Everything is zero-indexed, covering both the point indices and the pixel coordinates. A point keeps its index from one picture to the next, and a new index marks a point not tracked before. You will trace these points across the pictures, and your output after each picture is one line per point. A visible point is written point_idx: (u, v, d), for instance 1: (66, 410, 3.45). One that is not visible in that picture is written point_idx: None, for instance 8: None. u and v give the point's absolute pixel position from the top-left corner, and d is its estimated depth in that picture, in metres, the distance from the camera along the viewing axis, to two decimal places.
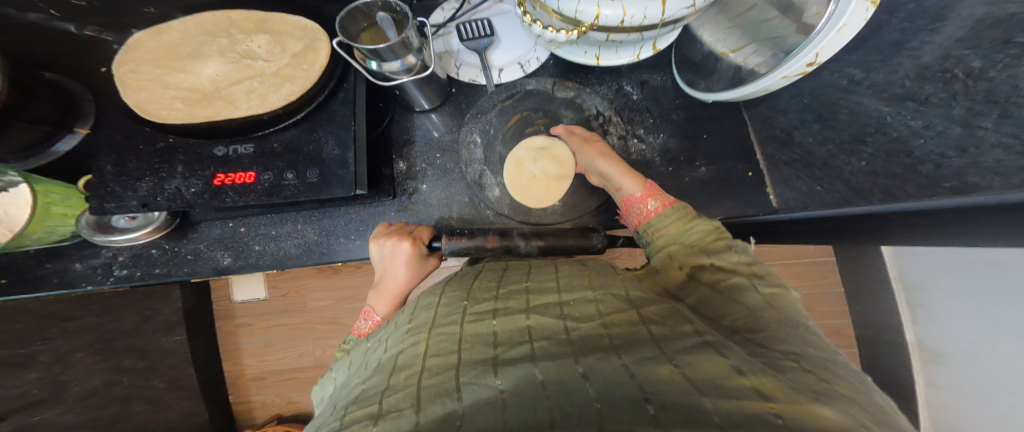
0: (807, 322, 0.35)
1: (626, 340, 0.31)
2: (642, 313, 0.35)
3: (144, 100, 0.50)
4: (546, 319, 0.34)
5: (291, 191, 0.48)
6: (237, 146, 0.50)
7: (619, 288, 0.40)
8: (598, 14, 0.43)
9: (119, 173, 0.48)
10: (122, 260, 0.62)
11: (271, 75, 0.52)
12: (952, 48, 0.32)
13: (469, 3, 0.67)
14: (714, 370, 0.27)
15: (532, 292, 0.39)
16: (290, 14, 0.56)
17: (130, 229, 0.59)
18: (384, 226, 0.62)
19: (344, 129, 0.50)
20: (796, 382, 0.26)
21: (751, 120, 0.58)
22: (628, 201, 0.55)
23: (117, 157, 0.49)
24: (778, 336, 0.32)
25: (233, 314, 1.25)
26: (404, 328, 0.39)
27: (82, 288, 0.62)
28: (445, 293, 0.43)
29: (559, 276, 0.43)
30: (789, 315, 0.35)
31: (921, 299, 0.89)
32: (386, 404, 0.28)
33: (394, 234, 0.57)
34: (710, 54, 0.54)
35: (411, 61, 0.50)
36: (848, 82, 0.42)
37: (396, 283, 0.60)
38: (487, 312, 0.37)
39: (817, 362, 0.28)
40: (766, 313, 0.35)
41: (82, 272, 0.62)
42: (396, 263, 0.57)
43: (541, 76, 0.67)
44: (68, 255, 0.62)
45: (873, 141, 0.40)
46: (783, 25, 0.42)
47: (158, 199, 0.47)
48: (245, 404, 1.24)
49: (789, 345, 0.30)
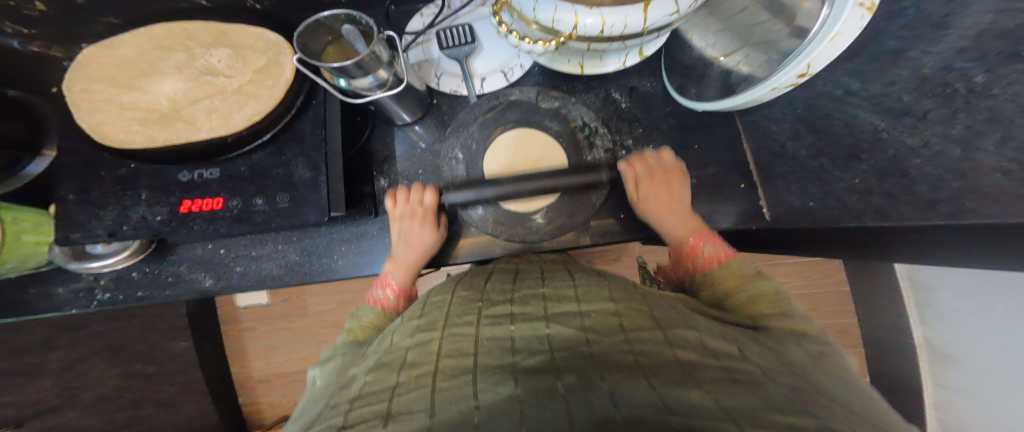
0: (854, 380, 0.30)
1: (652, 358, 0.28)
2: (669, 332, 0.31)
3: (101, 123, 0.48)
4: (566, 328, 0.32)
5: (261, 218, 0.47)
6: (204, 170, 0.48)
7: (643, 303, 0.37)
8: (576, 24, 0.40)
9: (82, 201, 0.47)
10: (105, 283, 0.61)
11: (234, 92, 0.50)
12: (953, 60, 0.29)
13: (449, 7, 0.63)
14: (749, 402, 0.24)
15: (550, 300, 0.38)
16: (252, 25, 0.54)
17: (108, 253, 0.58)
18: (393, 198, 0.61)
19: (315, 151, 0.49)
20: (846, 429, 0.22)
21: (744, 127, 0.57)
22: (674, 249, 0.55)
23: (79, 185, 0.47)
24: (827, 388, 0.27)
25: (236, 320, 1.18)
26: (413, 323, 0.38)
27: (68, 311, 0.61)
28: (457, 292, 0.42)
29: (576, 285, 0.41)
30: (840, 374, 0.30)
31: (931, 299, 0.84)
32: (396, 405, 0.27)
33: (406, 212, 0.59)
34: (702, 59, 0.49)
35: (382, 75, 0.48)
36: (843, 93, 0.39)
37: (414, 251, 0.58)
38: (505, 315, 0.35)
39: (864, 414, 0.24)
40: (812, 366, 0.30)
41: (66, 295, 0.61)
42: (414, 231, 0.58)
43: (525, 85, 0.64)
44: (48, 279, 0.61)
45: (868, 157, 0.38)
46: (775, 28, 0.37)
47: (124, 227, 0.46)
48: (254, 406, 1.17)
49: (836, 394, 0.26)
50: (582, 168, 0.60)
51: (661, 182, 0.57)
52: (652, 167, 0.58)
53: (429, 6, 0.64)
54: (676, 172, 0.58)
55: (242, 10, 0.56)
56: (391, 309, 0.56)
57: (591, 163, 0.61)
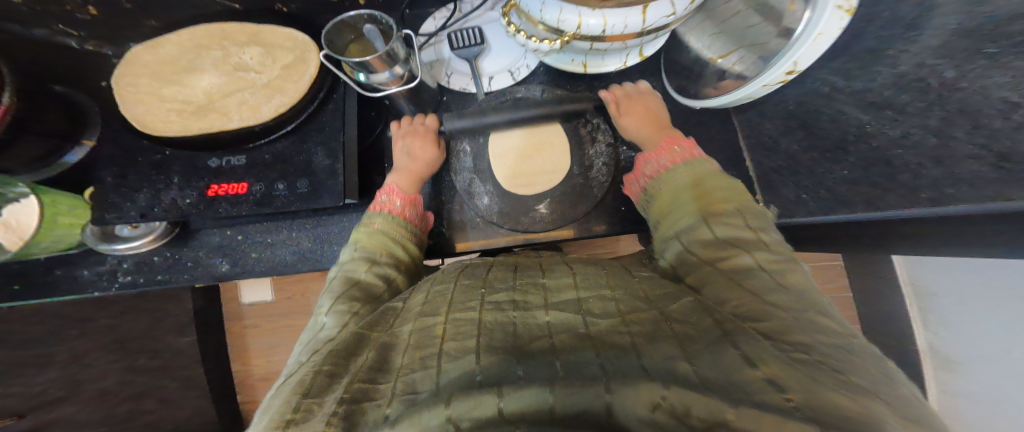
0: (823, 304, 0.34)
1: (646, 336, 0.30)
2: (663, 311, 0.33)
3: (143, 114, 0.52)
4: (565, 314, 0.33)
5: (282, 202, 0.50)
6: (230, 157, 0.51)
7: (638, 287, 0.38)
8: (580, 24, 0.42)
9: (118, 185, 0.50)
10: (127, 267, 0.64)
11: (262, 86, 0.53)
12: (926, 58, 0.33)
13: (460, 11, 0.67)
14: (730, 364, 0.26)
15: (550, 289, 0.38)
16: (282, 25, 0.58)
17: (134, 237, 0.61)
18: (395, 124, 0.65)
19: (333, 140, 0.52)
20: (818, 376, 0.24)
21: (739, 125, 0.59)
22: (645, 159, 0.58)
23: (118, 169, 0.51)
24: (790, 324, 0.30)
25: (242, 314, 1.21)
26: (415, 309, 0.38)
27: (90, 293, 0.63)
28: (459, 281, 0.41)
29: (576, 272, 0.41)
30: (802, 295, 0.34)
31: (931, 305, 0.85)
32: (400, 384, 0.29)
33: (409, 129, 0.63)
34: (698, 59, 0.51)
35: (398, 72, 0.50)
36: (830, 90, 0.42)
37: (420, 162, 0.61)
38: (507, 302, 0.36)
39: (828, 353, 0.27)
40: (777, 296, 0.33)
41: (90, 278, 0.63)
42: (417, 148, 0.62)
43: (531, 83, 0.66)
44: (76, 261, 0.63)
45: (855, 150, 0.38)
46: (766, 30, 0.39)
47: (156, 209, 0.50)
48: (252, 403, 1.18)
49: (799, 334, 0.29)
50: (584, 163, 0.63)
51: (638, 107, 0.60)
52: (630, 94, 0.61)
53: (442, 10, 0.67)
54: (652, 96, 0.61)
55: (270, 12, 0.60)
56: (398, 212, 0.56)
57: (593, 158, 0.63)
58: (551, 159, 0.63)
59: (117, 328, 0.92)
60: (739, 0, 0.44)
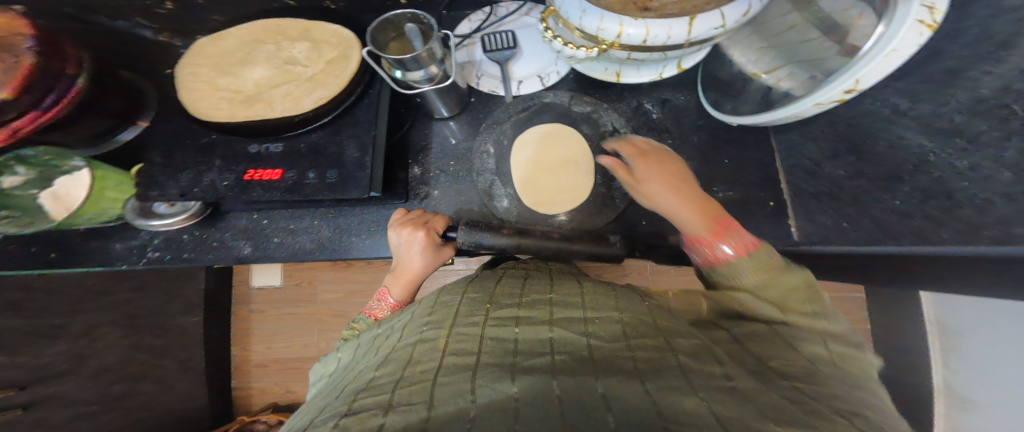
0: (858, 384, 0.30)
1: (650, 365, 0.28)
2: (671, 342, 0.32)
3: (200, 101, 0.54)
4: (569, 334, 0.32)
5: (310, 190, 0.49)
6: (269, 145, 0.51)
7: (646, 313, 0.37)
8: (620, 33, 0.41)
9: (163, 165, 0.50)
10: (158, 243, 0.64)
11: (306, 79, 0.54)
12: (1015, 80, 0.27)
13: (495, 15, 0.67)
14: (739, 409, 0.23)
15: (556, 305, 0.38)
16: (331, 22, 0.59)
17: (169, 215, 0.60)
18: (401, 213, 0.60)
19: (364, 133, 0.51)
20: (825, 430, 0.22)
21: (779, 146, 0.56)
22: (694, 241, 0.48)
23: (166, 149, 0.51)
24: (834, 393, 0.28)
25: (248, 298, 1.21)
26: (422, 320, 0.38)
27: (118, 267, 0.63)
28: (466, 294, 0.42)
29: (584, 292, 0.41)
30: (841, 377, 0.31)
31: (959, 345, 0.75)
32: (397, 396, 0.27)
33: (411, 224, 0.57)
34: (740, 74, 0.49)
35: (433, 70, 0.51)
36: (891, 113, 0.38)
37: (409, 272, 0.57)
38: (510, 318, 0.35)
39: (852, 419, 0.24)
40: (808, 370, 0.31)
41: (121, 251, 0.63)
42: (410, 253, 0.55)
43: (559, 89, 0.66)
44: (111, 235, 0.64)
45: (911, 179, 0.37)
46: (823, 46, 0.37)
47: (194, 190, 0.50)
48: (245, 391, 1.17)
49: (826, 401, 0.26)
50: (608, 174, 0.62)
51: (655, 162, 0.54)
52: (642, 149, 0.56)
53: (477, 13, 0.67)
54: (668, 156, 0.55)
55: (317, 9, 0.62)
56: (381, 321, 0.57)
57: None
58: (574, 174, 0.62)
59: (130, 303, 0.93)
60: (797, 14, 0.41)
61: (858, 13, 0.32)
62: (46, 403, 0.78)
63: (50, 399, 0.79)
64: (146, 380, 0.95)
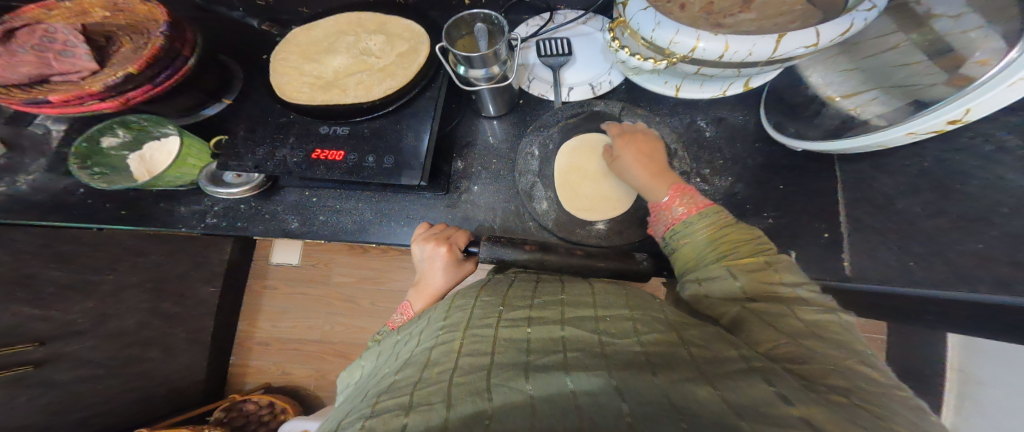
0: (865, 354, 0.28)
1: (663, 358, 0.26)
2: (682, 335, 0.29)
3: (286, 84, 0.56)
4: (582, 331, 0.29)
5: (368, 174, 0.50)
6: (338, 127, 0.53)
7: (659, 309, 0.33)
8: (695, 48, 0.40)
9: (247, 138, 0.53)
10: (217, 210, 0.65)
11: (378, 69, 0.56)
12: None
13: (552, 22, 0.67)
14: (756, 395, 0.22)
15: (568, 304, 0.34)
16: (404, 18, 0.61)
17: (234, 185, 0.63)
18: (424, 226, 0.60)
19: (421, 123, 0.52)
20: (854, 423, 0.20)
21: (844, 176, 0.53)
22: (656, 208, 0.50)
23: (250, 124, 0.54)
24: (823, 369, 0.26)
25: (265, 274, 1.24)
26: (436, 325, 0.34)
27: (178, 229, 0.64)
28: (480, 297, 0.36)
29: (595, 291, 0.37)
30: (848, 348, 0.28)
31: (981, 395, 0.72)
32: (416, 397, 0.24)
33: (433, 238, 0.56)
34: (813, 97, 0.48)
35: (495, 70, 0.52)
36: (993, 149, 0.38)
37: (432, 287, 0.56)
38: (522, 319, 0.32)
39: (868, 397, 0.23)
40: (812, 341, 0.28)
41: (184, 215, 0.65)
42: (433, 268, 0.55)
43: (610, 99, 0.65)
44: (180, 198, 0.65)
45: (1007, 223, 0.36)
46: (927, 71, 0.36)
47: (268, 164, 0.51)
48: (241, 368, 1.19)
49: (836, 378, 0.25)
50: None
51: (632, 144, 0.57)
52: (626, 131, 0.60)
53: (534, 18, 0.68)
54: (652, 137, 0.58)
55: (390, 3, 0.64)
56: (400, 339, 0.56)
57: None
58: (616, 186, 0.62)
59: (160, 267, 0.93)
60: (900, 35, 0.39)
61: (982, 36, 0.31)
62: (58, 361, 0.76)
63: (64, 358, 0.77)
64: (153, 346, 0.94)
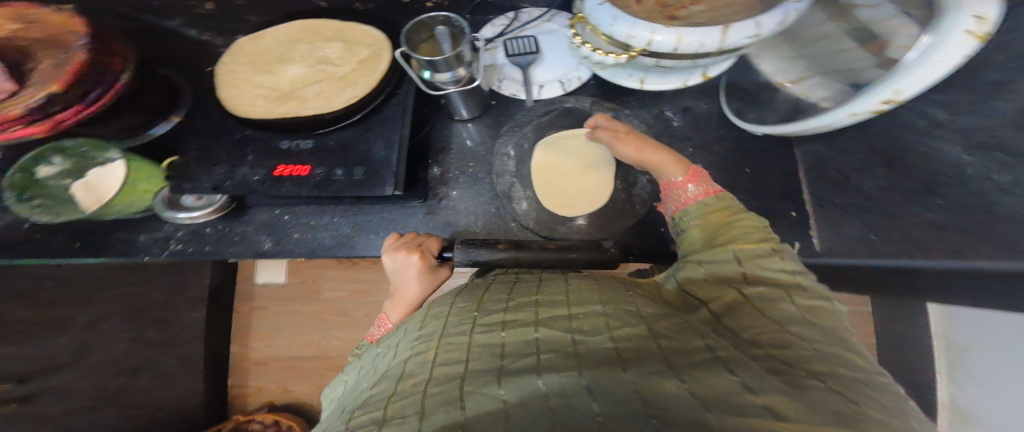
0: (846, 341, 0.28)
1: (635, 353, 0.26)
2: (653, 327, 0.29)
3: (237, 96, 0.55)
4: (556, 332, 0.29)
5: (337, 187, 0.49)
6: (301, 141, 0.52)
7: (629, 302, 0.34)
8: (650, 41, 0.41)
9: (201, 158, 0.51)
10: (181, 235, 0.63)
11: (339, 78, 0.55)
12: None
13: (518, 20, 0.68)
14: (723, 387, 0.22)
15: (543, 304, 0.34)
16: (361, 23, 0.61)
17: (195, 208, 0.60)
18: (394, 237, 0.60)
19: (391, 132, 0.52)
20: (818, 406, 0.21)
21: (803, 157, 0.56)
22: (668, 185, 0.51)
23: (203, 144, 0.52)
24: (804, 354, 0.26)
25: (250, 295, 1.20)
26: (413, 334, 0.35)
27: (140, 258, 0.63)
28: (456, 303, 0.38)
29: (570, 289, 0.38)
30: (830, 333, 0.29)
31: (967, 359, 0.73)
32: (390, 410, 0.24)
33: (405, 247, 0.56)
34: (768, 83, 0.50)
35: (461, 73, 0.52)
36: (927, 124, 0.38)
37: (407, 297, 0.55)
38: (497, 322, 0.32)
39: (844, 382, 0.23)
40: (794, 328, 0.29)
41: (145, 243, 0.63)
42: (406, 276, 0.54)
43: (581, 95, 0.66)
44: (139, 227, 0.63)
45: (946, 192, 0.37)
46: (856, 56, 0.36)
47: (228, 183, 0.50)
48: (242, 389, 1.17)
49: (810, 361, 0.25)
50: (629, 179, 0.62)
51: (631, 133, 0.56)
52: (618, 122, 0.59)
53: (500, 18, 0.68)
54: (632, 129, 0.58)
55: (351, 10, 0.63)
56: None
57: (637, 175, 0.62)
58: (595, 180, 0.62)
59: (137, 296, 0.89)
60: (831, 24, 0.39)
61: (895, 22, 0.31)
62: (42, 397, 0.73)
63: (47, 393, 0.73)
64: (140, 374, 0.91)
